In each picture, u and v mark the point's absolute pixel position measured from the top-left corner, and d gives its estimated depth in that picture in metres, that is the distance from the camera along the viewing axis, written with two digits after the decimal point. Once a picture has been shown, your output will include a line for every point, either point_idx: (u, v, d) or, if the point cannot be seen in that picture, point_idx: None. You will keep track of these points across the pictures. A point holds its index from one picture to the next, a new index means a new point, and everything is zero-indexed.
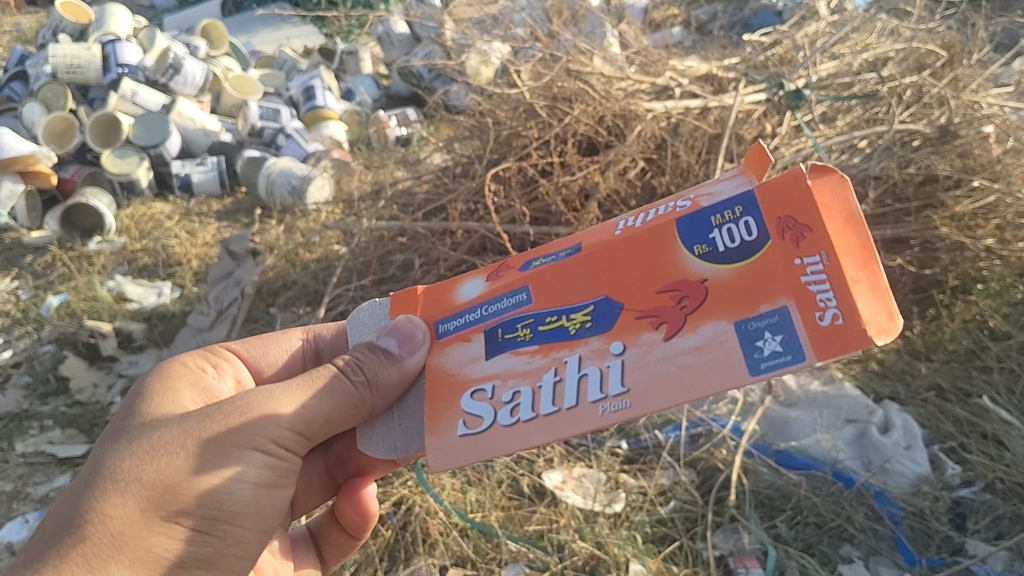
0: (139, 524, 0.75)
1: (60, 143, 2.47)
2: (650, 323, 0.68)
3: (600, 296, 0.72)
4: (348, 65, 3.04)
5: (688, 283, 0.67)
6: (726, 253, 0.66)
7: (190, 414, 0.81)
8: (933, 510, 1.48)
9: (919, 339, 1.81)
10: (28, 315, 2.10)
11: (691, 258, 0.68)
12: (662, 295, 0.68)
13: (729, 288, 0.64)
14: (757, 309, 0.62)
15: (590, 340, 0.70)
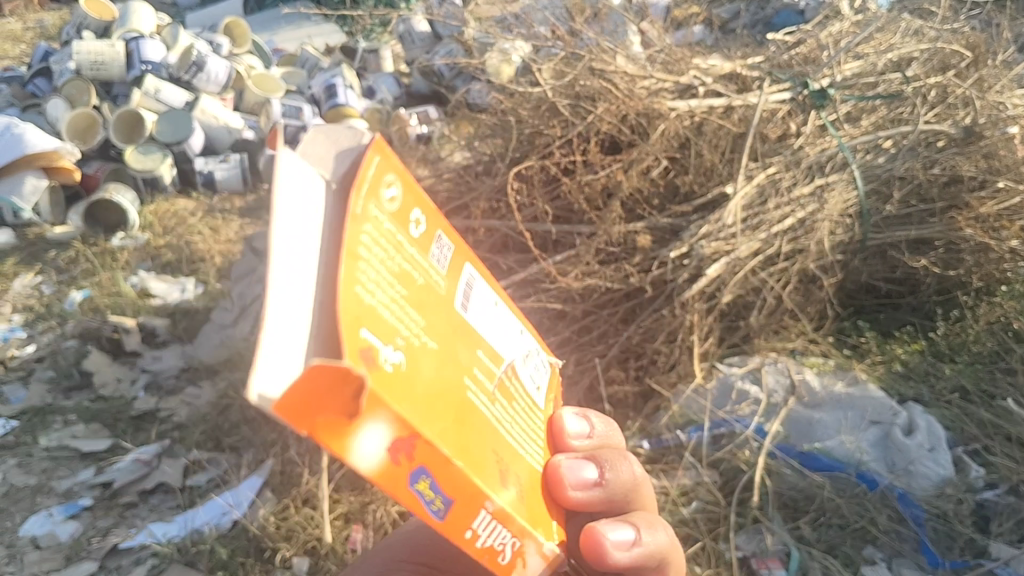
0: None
1: (83, 138, 2.49)
2: (507, 415, 0.57)
3: (507, 349, 0.60)
4: (369, 63, 3.03)
5: (469, 367, 0.53)
6: (427, 315, 0.50)
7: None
8: (957, 512, 1.48)
9: (943, 341, 1.81)
10: (51, 309, 2.11)
11: (456, 326, 0.54)
12: (490, 367, 0.56)
13: (447, 374, 0.50)
14: (420, 408, 0.46)
15: (524, 423, 0.60)
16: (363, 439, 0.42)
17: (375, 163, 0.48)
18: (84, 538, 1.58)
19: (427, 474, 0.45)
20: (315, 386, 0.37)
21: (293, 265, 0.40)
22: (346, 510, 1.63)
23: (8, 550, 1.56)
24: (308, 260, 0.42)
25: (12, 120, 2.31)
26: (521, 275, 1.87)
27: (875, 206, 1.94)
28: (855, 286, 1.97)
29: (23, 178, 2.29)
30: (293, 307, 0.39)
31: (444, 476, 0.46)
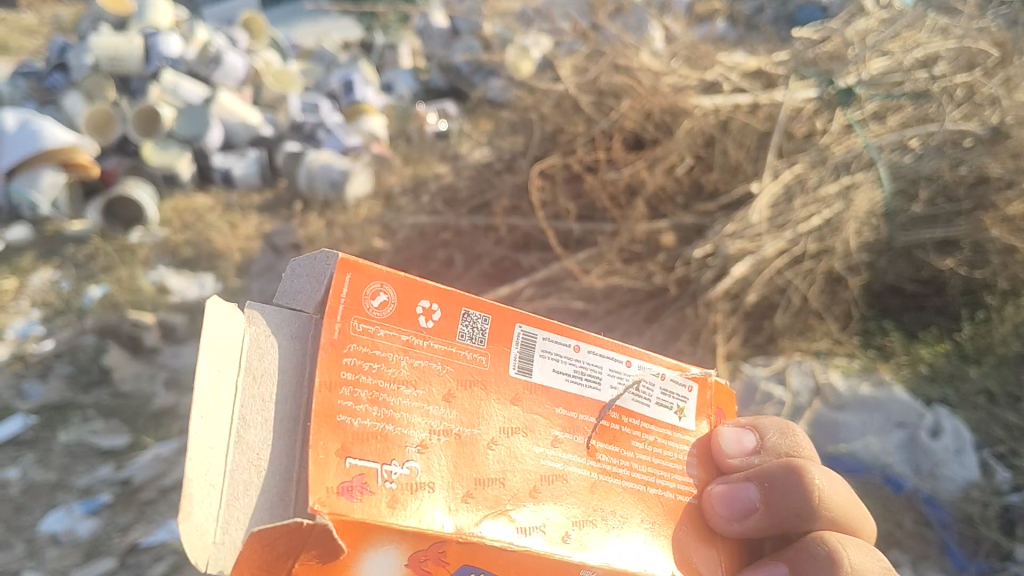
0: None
1: (101, 133, 2.46)
2: (617, 462, 0.66)
3: (605, 391, 0.68)
4: (387, 58, 3.03)
5: (537, 440, 0.63)
6: (450, 406, 0.60)
7: None
8: (983, 516, 1.47)
9: (969, 343, 1.79)
10: (70, 305, 2.11)
11: (510, 399, 0.63)
12: (572, 426, 0.65)
13: (496, 462, 0.61)
14: (443, 513, 0.56)
15: (654, 462, 0.69)
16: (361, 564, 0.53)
17: (350, 283, 0.58)
18: (104, 534, 1.58)
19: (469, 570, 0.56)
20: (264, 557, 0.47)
21: (245, 437, 0.51)
22: None
23: (28, 546, 1.55)
24: (276, 420, 0.53)
25: (30, 114, 2.30)
26: (544, 273, 1.87)
27: (902, 205, 1.93)
28: (880, 287, 1.96)
29: (41, 173, 2.28)
30: (207, 464, 0.48)
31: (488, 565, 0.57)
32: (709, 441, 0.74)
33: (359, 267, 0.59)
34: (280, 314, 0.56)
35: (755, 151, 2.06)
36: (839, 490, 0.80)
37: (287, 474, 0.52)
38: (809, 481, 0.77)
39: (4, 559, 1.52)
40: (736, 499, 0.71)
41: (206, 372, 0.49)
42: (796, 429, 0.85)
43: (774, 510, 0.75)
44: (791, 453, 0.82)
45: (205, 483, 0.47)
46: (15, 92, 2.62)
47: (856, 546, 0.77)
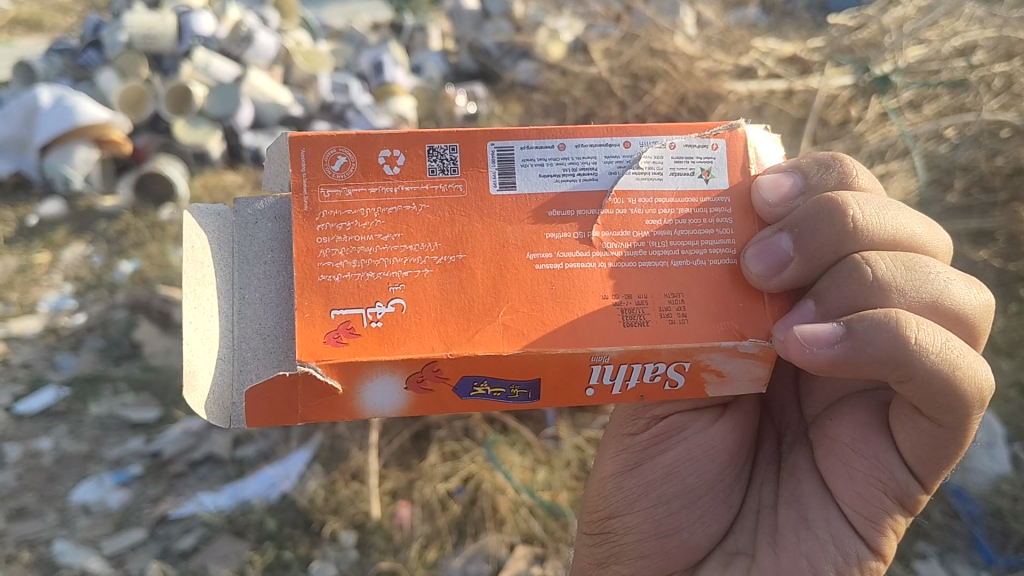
0: (581, 532, 0.97)
1: (134, 110, 2.50)
2: (629, 248, 0.69)
3: (604, 180, 0.70)
4: (415, 41, 2.99)
5: (530, 249, 0.68)
6: (426, 241, 0.67)
7: (597, 476, 0.96)
8: (1013, 510, 1.52)
9: (1001, 336, 1.76)
10: (101, 280, 2.14)
11: (489, 220, 0.68)
12: (565, 227, 0.69)
13: (485, 280, 0.67)
14: (427, 338, 0.65)
15: (677, 237, 0.70)
16: (366, 386, 0.65)
17: (307, 157, 0.68)
18: (134, 506, 1.60)
19: (469, 375, 0.66)
20: (272, 405, 0.63)
21: (247, 312, 0.65)
22: (393, 486, 1.63)
23: (60, 515, 1.57)
24: (276, 295, 0.66)
25: (65, 90, 2.33)
26: None
27: (936, 193, 1.91)
28: None
29: (75, 149, 2.31)
30: (214, 342, 0.63)
31: (489, 368, 0.66)
32: (744, 191, 0.72)
33: (313, 140, 0.68)
34: (262, 208, 0.68)
35: (788, 137, 2.07)
36: (890, 216, 0.70)
37: (285, 332, 0.65)
38: (845, 213, 0.69)
39: (37, 527, 1.54)
40: (767, 255, 0.68)
41: (191, 271, 0.63)
42: (845, 158, 0.75)
43: (812, 252, 0.69)
44: (839, 186, 0.73)
45: (211, 355, 0.63)
46: (50, 67, 2.64)
47: (902, 262, 0.68)
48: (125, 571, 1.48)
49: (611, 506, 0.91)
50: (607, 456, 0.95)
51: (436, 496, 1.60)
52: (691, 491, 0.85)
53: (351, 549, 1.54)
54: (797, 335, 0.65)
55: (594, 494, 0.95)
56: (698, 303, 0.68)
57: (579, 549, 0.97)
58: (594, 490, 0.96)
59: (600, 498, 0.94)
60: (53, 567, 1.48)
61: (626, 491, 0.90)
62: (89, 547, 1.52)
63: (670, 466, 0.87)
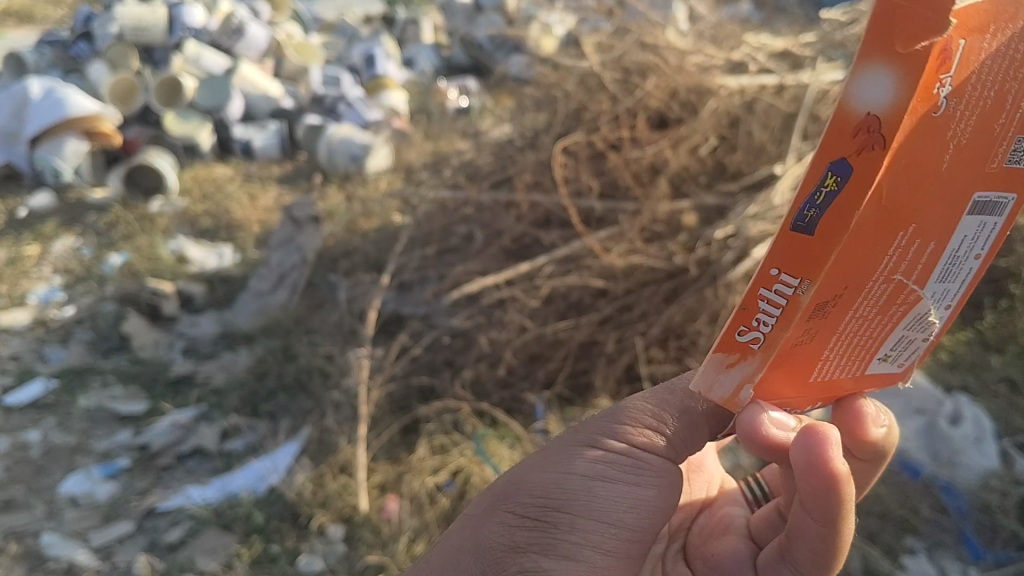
0: (483, 521, 0.67)
1: (124, 103, 2.48)
2: (867, 316, 0.53)
3: (933, 318, 0.55)
4: (409, 33, 3.00)
5: (924, 235, 0.50)
6: (974, 135, 0.47)
7: (531, 460, 0.69)
8: (1001, 505, 1.51)
9: (991, 332, 1.82)
10: (90, 272, 2.13)
11: (1001, 176, 0.50)
12: (921, 270, 0.52)
13: (918, 202, 0.48)
14: (903, 129, 0.44)
15: (855, 351, 0.55)
16: (887, 74, 0.42)
17: None
18: (122, 498, 1.58)
19: (848, 155, 0.44)
20: None
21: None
22: (382, 480, 1.62)
23: (48, 507, 1.57)
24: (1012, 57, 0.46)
25: (55, 82, 2.34)
26: (564, 252, 1.85)
27: None
28: None
29: (64, 141, 2.33)
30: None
31: (869, 176, 0.45)
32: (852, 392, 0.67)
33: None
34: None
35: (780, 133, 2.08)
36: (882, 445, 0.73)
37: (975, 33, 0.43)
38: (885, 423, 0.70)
39: (25, 520, 1.54)
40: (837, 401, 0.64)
41: None
42: None
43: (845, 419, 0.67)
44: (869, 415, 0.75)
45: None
46: (40, 59, 2.64)
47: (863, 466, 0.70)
48: (112, 564, 1.47)
49: (564, 516, 0.64)
50: (570, 442, 0.68)
51: (424, 490, 1.58)
52: (639, 542, 0.65)
53: (339, 543, 1.51)
54: (818, 435, 0.60)
55: (528, 489, 0.66)
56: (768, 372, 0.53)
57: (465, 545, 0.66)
58: (519, 476, 0.68)
59: (528, 490, 0.66)
60: (40, 560, 1.47)
61: (581, 505, 0.64)
62: (77, 539, 1.51)
63: (634, 503, 0.65)
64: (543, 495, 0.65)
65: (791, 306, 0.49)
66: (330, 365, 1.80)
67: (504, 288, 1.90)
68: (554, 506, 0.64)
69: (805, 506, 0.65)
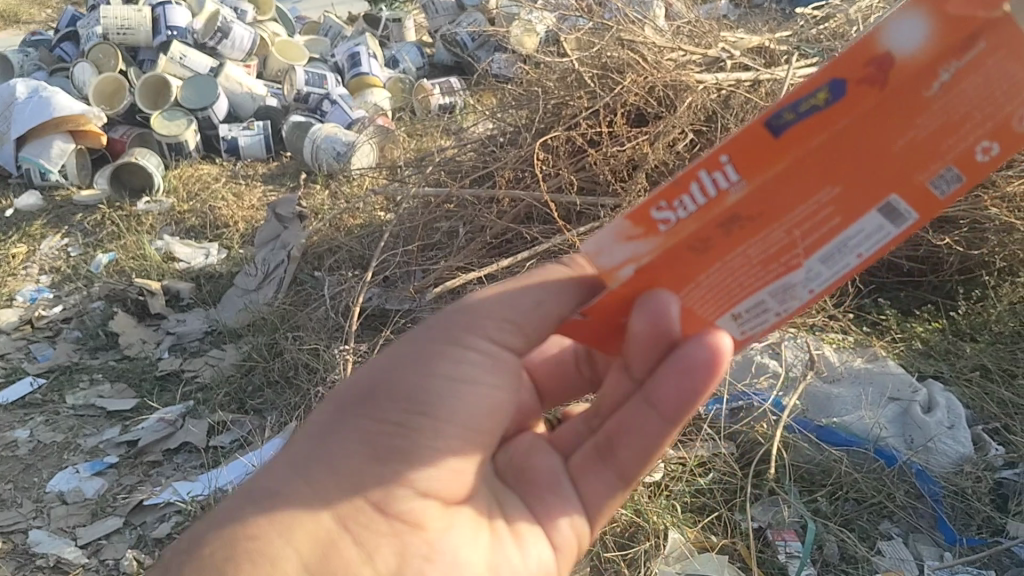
0: (341, 423, 0.70)
1: (110, 102, 2.55)
2: (745, 253, 0.65)
3: (787, 307, 0.67)
4: (392, 32, 3.04)
5: (821, 201, 0.62)
6: (931, 143, 0.59)
7: (391, 353, 0.72)
8: (975, 490, 1.55)
9: (964, 320, 1.86)
10: (77, 272, 2.15)
11: (924, 197, 0.60)
12: (800, 243, 0.64)
13: (836, 169, 0.61)
14: (883, 97, 0.59)
15: (721, 289, 0.67)
16: (909, 35, 0.57)
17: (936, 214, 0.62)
18: (109, 494, 1.60)
19: (850, 79, 0.59)
20: None
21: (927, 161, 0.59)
22: None
23: (36, 505, 1.59)
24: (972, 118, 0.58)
25: (40, 85, 2.39)
26: (545, 246, 1.86)
27: None
28: (878, 263, 2.05)
29: (51, 141, 2.37)
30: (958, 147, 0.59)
31: (854, 102, 0.59)
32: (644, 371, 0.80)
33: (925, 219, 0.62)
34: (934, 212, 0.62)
35: None
36: None
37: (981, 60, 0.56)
38: None
39: (14, 517, 1.56)
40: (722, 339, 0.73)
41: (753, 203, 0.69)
42: None
43: None
44: None
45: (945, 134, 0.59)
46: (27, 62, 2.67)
47: None
48: (99, 561, 1.48)
49: (423, 420, 0.69)
50: (430, 334, 0.72)
51: None
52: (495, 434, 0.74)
53: None
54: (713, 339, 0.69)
55: (385, 393, 0.69)
56: (659, 247, 0.66)
57: (313, 455, 0.69)
58: (378, 368, 0.71)
59: (398, 389, 0.69)
60: (28, 556, 1.49)
61: (448, 401, 0.70)
62: (65, 536, 1.53)
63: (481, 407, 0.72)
64: (411, 388, 0.69)
65: (719, 197, 0.63)
66: (314, 360, 1.79)
67: (486, 283, 1.93)
68: (418, 398, 0.69)
69: (665, 414, 0.74)
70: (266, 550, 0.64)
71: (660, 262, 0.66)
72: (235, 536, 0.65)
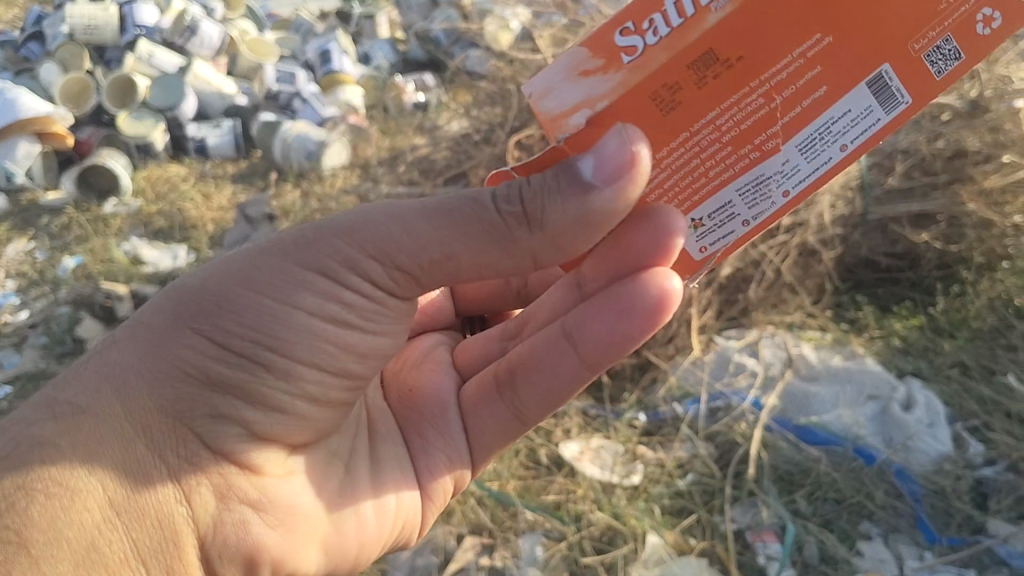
0: (172, 340, 0.83)
1: (76, 103, 2.50)
2: (728, 113, 0.78)
3: (768, 171, 0.81)
4: (365, 28, 2.99)
5: (804, 58, 0.76)
6: (906, 20, 0.76)
7: (257, 259, 0.86)
8: (955, 489, 1.54)
9: (942, 317, 1.84)
10: (44, 276, 2.11)
11: (913, 76, 0.78)
12: (774, 103, 0.78)
13: (824, 35, 0.76)
14: None
15: (700, 155, 0.80)
16: None
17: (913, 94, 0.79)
18: None
19: None
20: None
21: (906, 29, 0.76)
22: None
23: None
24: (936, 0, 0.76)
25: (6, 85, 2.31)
26: None
27: (877, 178, 2.01)
28: (855, 260, 1.98)
29: (14, 144, 2.28)
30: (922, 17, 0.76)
31: None
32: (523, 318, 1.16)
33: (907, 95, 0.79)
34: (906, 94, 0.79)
35: None
36: None
37: None
38: None
39: None
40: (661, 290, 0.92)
41: None
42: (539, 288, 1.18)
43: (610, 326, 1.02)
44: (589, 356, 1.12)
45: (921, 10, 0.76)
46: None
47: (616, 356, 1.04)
48: None
49: (277, 359, 0.85)
50: (309, 241, 0.86)
51: None
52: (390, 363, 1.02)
53: None
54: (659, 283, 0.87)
55: (223, 310, 0.84)
56: (632, 67, 0.75)
57: (128, 368, 0.82)
58: (234, 274, 0.86)
59: (251, 313, 0.84)
60: None
61: (295, 329, 0.85)
62: None
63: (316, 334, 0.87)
64: (277, 320, 0.85)
65: (699, 15, 0.73)
66: None
67: None
68: (275, 331, 0.85)
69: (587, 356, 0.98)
70: (57, 472, 0.77)
71: (616, 104, 0.76)
72: (30, 446, 0.78)
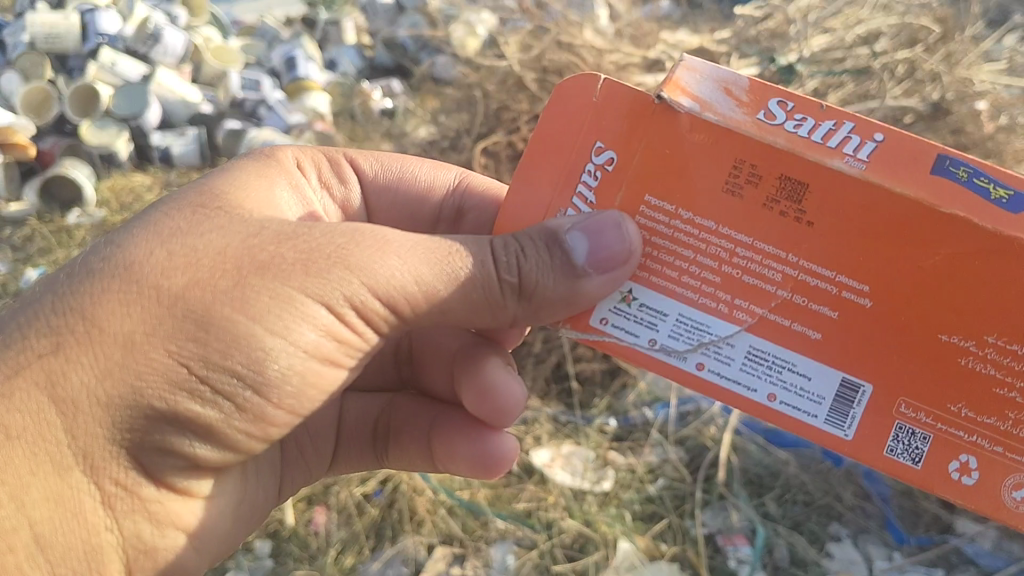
0: (145, 353, 0.83)
1: (39, 113, 2.48)
2: (743, 245, 0.78)
3: (711, 333, 0.80)
4: (331, 34, 2.88)
5: (849, 270, 0.76)
6: (944, 386, 0.77)
7: (225, 269, 0.84)
8: (922, 490, 1.56)
9: None
10: (7, 288, 2.15)
11: (876, 407, 0.78)
12: (779, 281, 0.78)
13: (882, 279, 0.75)
14: (962, 321, 0.75)
15: (691, 255, 0.80)
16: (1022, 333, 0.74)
17: (867, 425, 0.79)
18: None
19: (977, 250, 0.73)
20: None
21: (918, 385, 0.77)
22: (308, 492, 1.61)
23: None
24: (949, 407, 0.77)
25: None
26: None
27: None
28: None
29: None
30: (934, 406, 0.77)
31: (952, 248, 0.73)
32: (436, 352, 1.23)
33: (874, 415, 0.79)
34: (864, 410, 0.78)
35: None
36: None
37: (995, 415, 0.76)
38: None
39: None
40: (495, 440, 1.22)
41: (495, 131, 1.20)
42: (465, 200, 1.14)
43: None
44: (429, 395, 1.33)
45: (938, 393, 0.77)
46: None
47: None
48: None
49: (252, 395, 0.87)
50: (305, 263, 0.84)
51: (352, 500, 1.59)
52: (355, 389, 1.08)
53: (266, 558, 1.53)
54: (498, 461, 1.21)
55: (206, 340, 0.83)
56: (748, 135, 0.76)
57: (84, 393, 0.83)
58: (200, 292, 0.83)
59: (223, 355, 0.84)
60: None
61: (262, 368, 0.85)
62: None
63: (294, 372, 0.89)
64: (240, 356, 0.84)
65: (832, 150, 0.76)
66: None
67: None
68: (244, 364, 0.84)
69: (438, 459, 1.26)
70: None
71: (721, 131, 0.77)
72: None
